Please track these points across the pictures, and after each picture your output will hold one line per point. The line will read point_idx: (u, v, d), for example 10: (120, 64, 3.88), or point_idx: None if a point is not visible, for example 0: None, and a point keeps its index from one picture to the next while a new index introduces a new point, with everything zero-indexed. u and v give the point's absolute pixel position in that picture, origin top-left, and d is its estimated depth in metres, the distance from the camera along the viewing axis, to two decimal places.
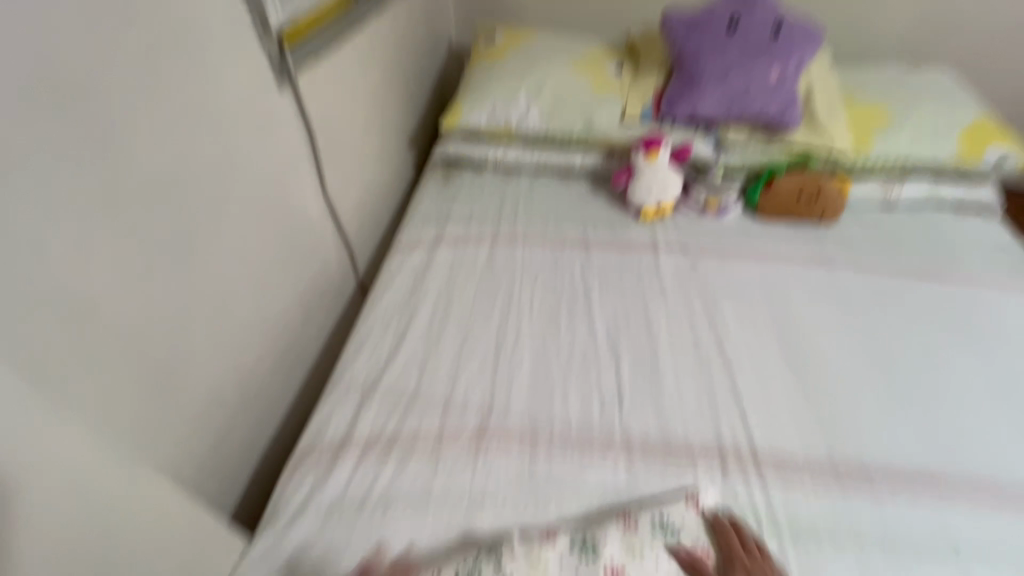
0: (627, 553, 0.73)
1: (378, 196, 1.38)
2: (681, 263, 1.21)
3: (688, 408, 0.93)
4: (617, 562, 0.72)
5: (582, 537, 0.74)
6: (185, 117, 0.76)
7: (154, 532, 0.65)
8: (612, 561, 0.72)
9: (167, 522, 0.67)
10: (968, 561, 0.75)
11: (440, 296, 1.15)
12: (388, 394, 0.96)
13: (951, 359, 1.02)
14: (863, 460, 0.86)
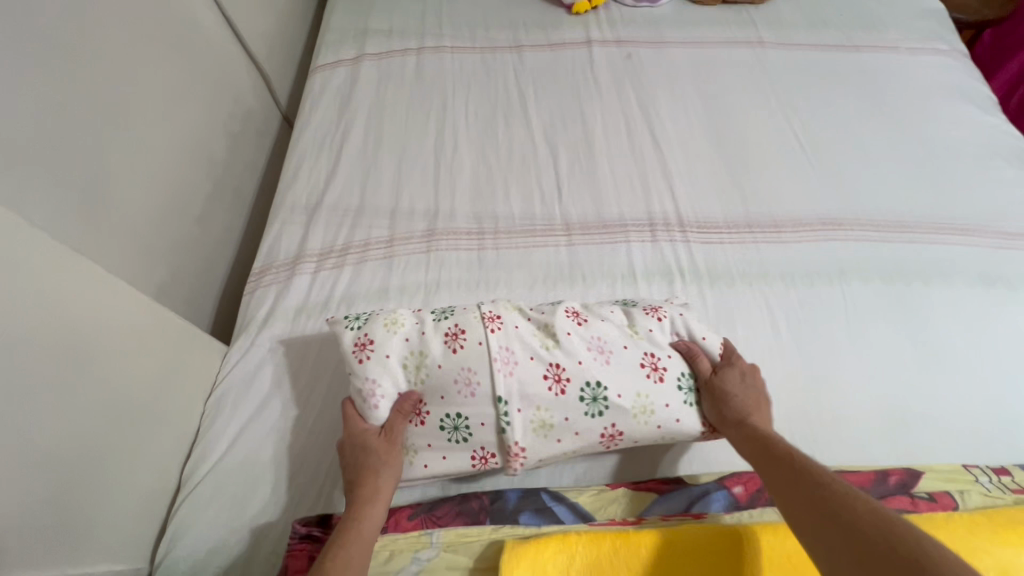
0: (588, 307, 0.73)
1: (282, 13, 1.23)
2: (615, 57, 1.18)
3: (622, 190, 0.99)
4: (578, 307, 0.72)
5: (548, 295, 0.75)
6: None
7: (138, 333, 0.71)
8: (574, 305, 0.72)
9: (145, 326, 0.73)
10: (849, 279, 0.90)
11: (371, 114, 1.10)
12: (332, 211, 0.97)
13: (861, 122, 1.09)
14: (774, 215, 0.96)
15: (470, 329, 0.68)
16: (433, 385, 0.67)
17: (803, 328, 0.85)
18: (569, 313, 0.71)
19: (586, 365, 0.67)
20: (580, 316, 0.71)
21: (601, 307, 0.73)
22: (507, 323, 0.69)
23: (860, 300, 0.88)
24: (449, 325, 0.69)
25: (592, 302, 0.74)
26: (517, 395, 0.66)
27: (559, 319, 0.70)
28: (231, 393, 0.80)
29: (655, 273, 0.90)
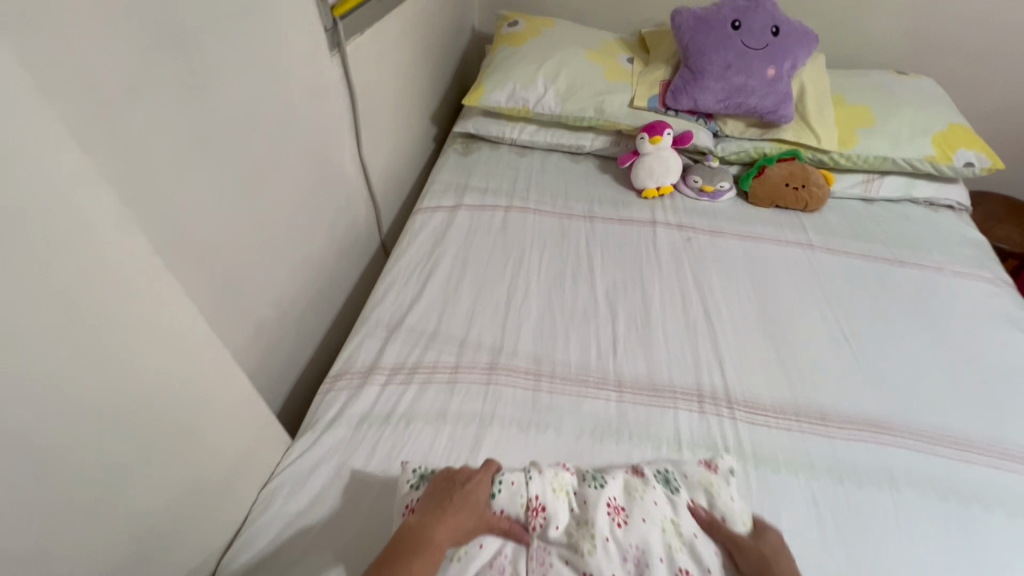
0: (627, 495, 0.79)
1: (402, 163, 1.50)
2: (676, 239, 1.34)
3: (673, 358, 1.06)
4: (617, 498, 0.78)
5: (592, 474, 0.81)
6: (252, 68, 0.85)
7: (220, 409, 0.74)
8: (613, 496, 0.78)
9: (230, 404, 0.76)
10: (901, 487, 0.89)
11: (458, 254, 1.27)
12: (409, 331, 1.09)
13: (908, 331, 1.15)
14: (822, 407, 0.99)
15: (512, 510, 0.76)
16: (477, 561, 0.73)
17: (853, 532, 0.83)
18: (611, 511, 0.76)
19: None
20: (620, 515, 0.76)
21: (644, 498, 0.78)
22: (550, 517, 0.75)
23: (913, 512, 0.86)
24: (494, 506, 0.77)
25: (632, 489, 0.79)
26: None
27: (597, 521, 0.74)
28: (285, 488, 0.85)
29: (700, 444, 0.92)
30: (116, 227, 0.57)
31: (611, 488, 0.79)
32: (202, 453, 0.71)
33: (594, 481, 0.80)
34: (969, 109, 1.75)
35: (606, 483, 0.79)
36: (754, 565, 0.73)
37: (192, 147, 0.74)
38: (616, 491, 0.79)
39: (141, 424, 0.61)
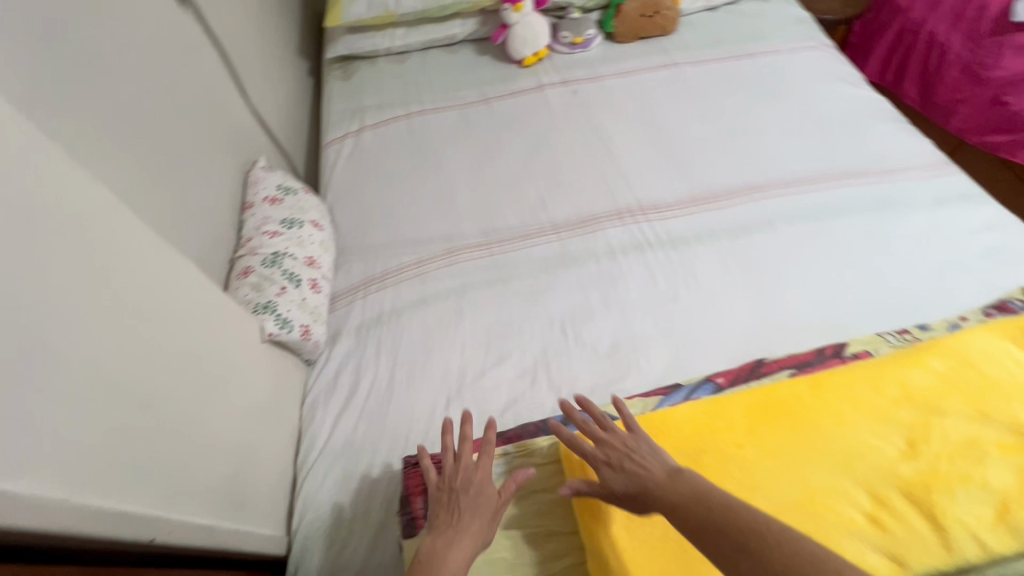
0: (298, 209, 1.14)
1: (292, 106, 1.51)
2: (564, 94, 1.48)
3: (589, 193, 1.26)
4: (312, 221, 1.14)
5: (288, 221, 1.09)
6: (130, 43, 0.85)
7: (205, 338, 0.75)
8: (310, 221, 1.14)
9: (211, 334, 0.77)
10: (778, 224, 1.14)
11: (381, 171, 1.36)
12: (367, 250, 1.20)
13: (765, 109, 1.39)
14: (713, 187, 1.23)
15: (308, 272, 1.04)
16: (316, 302, 1.02)
17: (752, 266, 1.08)
18: (315, 225, 1.14)
19: (333, 250, 1.17)
20: (319, 225, 1.15)
21: (300, 203, 1.16)
22: (316, 261, 1.08)
23: (793, 238, 1.11)
24: (307, 283, 1.02)
25: (299, 207, 1.15)
26: (325, 302, 1.06)
27: (321, 238, 1.13)
28: (320, 396, 0.99)
29: (627, 246, 1.14)
30: (84, 192, 0.56)
31: (282, 195, 1.15)
32: (226, 386, 0.79)
33: (288, 191, 1.16)
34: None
35: (303, 220, 1.12)
36: (608, 449, 0.71)
37: (112, 131, 0.77)
38: (301, 200, 1.17)
39: (142, 360, 0.62)
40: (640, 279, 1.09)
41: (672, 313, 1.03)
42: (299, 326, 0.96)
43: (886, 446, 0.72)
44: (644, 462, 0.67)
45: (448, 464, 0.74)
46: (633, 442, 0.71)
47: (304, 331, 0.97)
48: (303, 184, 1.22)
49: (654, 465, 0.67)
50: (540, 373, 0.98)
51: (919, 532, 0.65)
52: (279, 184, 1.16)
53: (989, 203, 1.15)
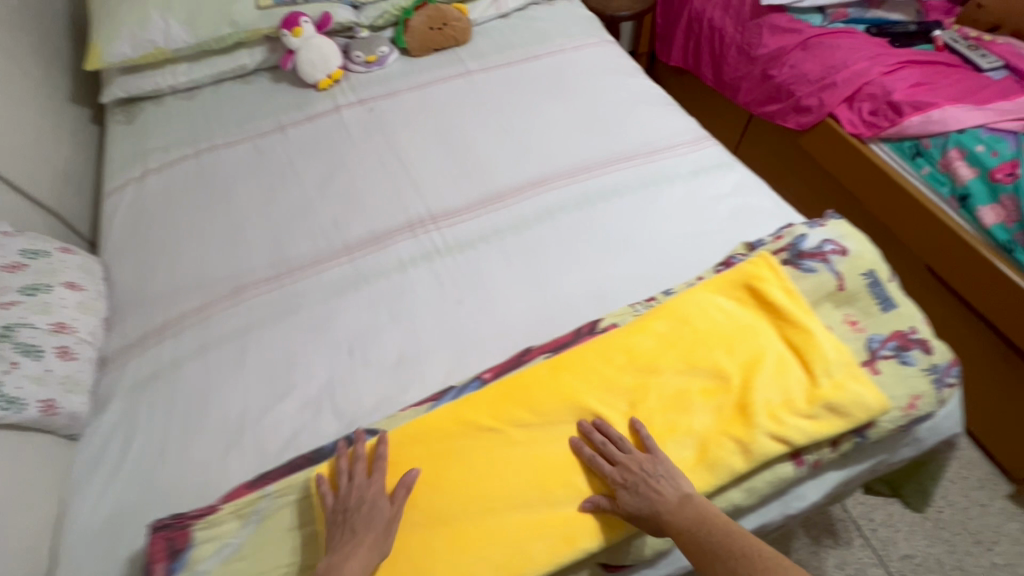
0: (48, 272, 1.04)
1: (65, 159, 1.39)
2: (361, 113, 1.48)
3: (382, 209, 1.26)
4: (67, 283, 1.05)
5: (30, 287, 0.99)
6: None
7: None
8: (65, 283, 1.05)
9: None
10: (555, 215, 1.21)
11: (166, 215, 1.29)
12: (146, 302, 1.13)
13: (550, 107, 1.47)
14: (499, 187, 1.28)
15: (56, 340, 0.95)
16: (66, 371, 0.94)
17: (531, 258, 1.14)
18: (72, 287, 1.05)
19: (100, 309, 1.09)
20: (77, 286, 1.06)
21: (52, 265, 1.06)
22: (69, 326, 0.99)
23: (567, 227, 1.19)
24: (53, 353, 0.94)
25: (51, 270, 1.05)
26: (85, 367, 0.99)
27: (80, 299, 1.05)
28: (84, 472, 0.91)
29: (416, 257, 1.16)
30: None
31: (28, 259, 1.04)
32: None
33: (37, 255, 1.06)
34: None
35: (54, 283, 1.03)
36: (624, 470, 0.73)
37: None
38: (55, 262, 1.07)
39: None
40: (427, 287, 1.11)
41: (456, 316, 1.06)
42: (40, 402, 0.88)
43: (608, 412, 0.79)
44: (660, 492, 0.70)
45: (342, 486, 0.75)
46: (651, 464, 0.73)
47: (45, 405, 0.88)
48: (62, 244, 1.13)
49: (666, 493, 0.70)
50: (325, 401, 0.96)
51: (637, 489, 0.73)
52: (23, 249, 1.05)
53: (736, 169, 1.29)
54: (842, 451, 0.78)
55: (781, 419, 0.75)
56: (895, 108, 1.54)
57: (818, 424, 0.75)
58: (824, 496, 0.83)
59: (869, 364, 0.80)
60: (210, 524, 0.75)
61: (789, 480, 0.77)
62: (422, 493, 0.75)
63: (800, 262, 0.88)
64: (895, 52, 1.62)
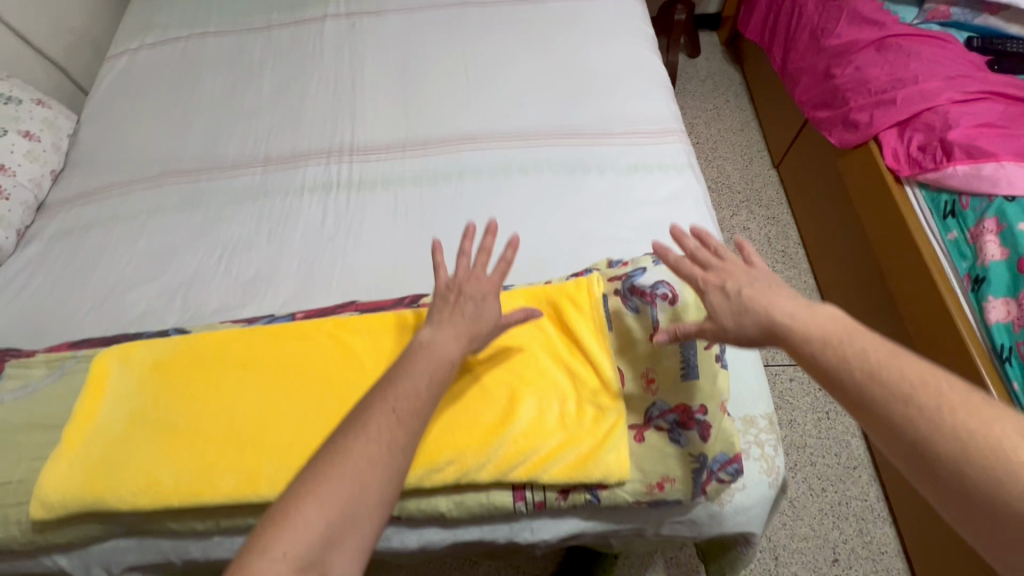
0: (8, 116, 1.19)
1: (86, 18, 1.53)
2: (342, 27, 1.45)
3: (313, 130, 1.27)
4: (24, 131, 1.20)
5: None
6: None
7: None
8: (22, 130, 1.20)
9: None
10: (464, 178, 1.16)
11: (141, 91, 1.40)
12: (92, 166, 1.26)
13: (526, 59, 1.35)
14: (428, 135, 1.24)
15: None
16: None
17: (418, 215, 1.12)
18: (25, 136, 1.20)
19: (50, 163, 1.24)
20: (30, 135, 1.21)
21: (17, 111, 1.21)
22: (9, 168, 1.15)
23: (469, 194, 1.13)
24: None
25: (13, 116, 1.20)
26: (20, 208, 1.15)
27: (31, 149, 1.20)
28: None
29: (318, 185, 1.18)
30: None
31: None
32: None
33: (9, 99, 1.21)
34: None
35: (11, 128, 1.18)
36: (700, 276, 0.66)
37: None
38: (23, 110, 1.22)
39: None
40: (312, 216, 1.13)
41: (323, 251, 1.08)
42: None
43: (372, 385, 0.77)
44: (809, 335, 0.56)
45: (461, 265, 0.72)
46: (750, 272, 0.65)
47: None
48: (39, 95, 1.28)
49: (815, 322, 0.56)
50: (178, 295, 1.05)
51: None
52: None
53: (683, 176, 1.12)
54: (572, 503, 0.72)
55: (526, 449, 0.71)
56: (945, 147, 1.22)
57: (568, 468, 0.69)
58: (559, 537, 0.79)
59: (638, 430, 0.73)
60: (19, 366, 0.88)
61: (506, 510, 0.74)
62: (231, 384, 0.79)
63: (627, 298, 0.78)
64: (984, 77, 1.27)
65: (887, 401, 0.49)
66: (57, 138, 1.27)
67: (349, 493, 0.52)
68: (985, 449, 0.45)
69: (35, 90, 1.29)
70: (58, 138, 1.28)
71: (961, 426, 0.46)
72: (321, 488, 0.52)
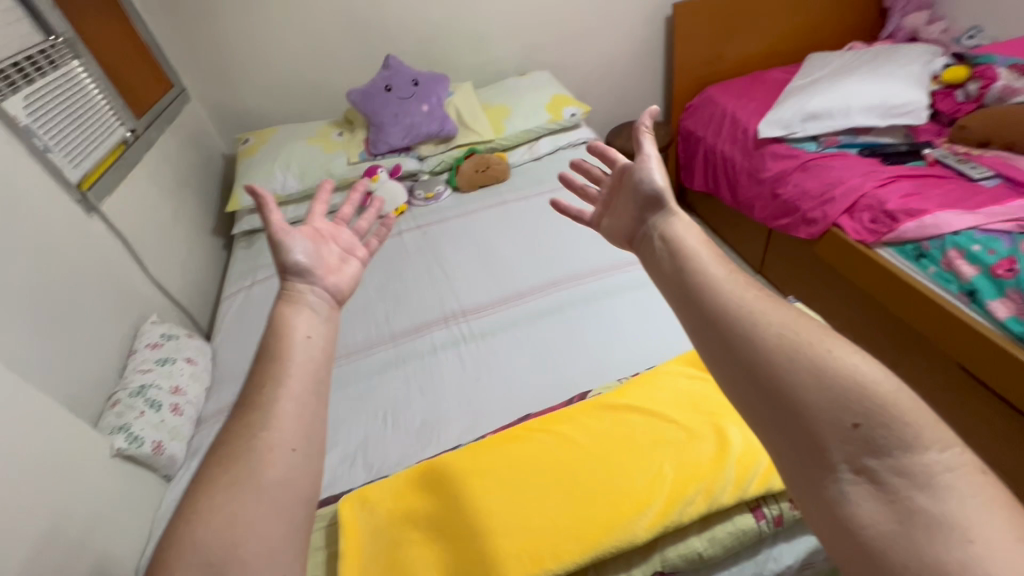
0: (175, 349, 1.40)
1: (200, 273, 1.86)
2: (417, 235, 1.86)
3: (425, 305, 1.55)
4: (188, 357, 1.40)
5: (163, 360, 1.34)
6: (42, 249, 1.19)
7: (66, 453, 0.96)
8: (187, 357, 1.40)
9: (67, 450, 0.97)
10: (565, 309, 1.43)
11: (263, 314, 1.66)
12: (239, 378, 1.44)
13: (568, 224, 1.77)
14: (520, 288, 1.54)
15: (173, 399, 1.26)
16: (175, 422, 1.23)
17: (541, 343, 1.35)
18: (190, 362, 1.40)
19: (206, 381, 1.41)
20: (192, 361, 1.40)
21: (180, 344, 1.42)
22: (182, 389, 1.31)
23: (574, 320, 1.40)
24: (169, 406, 1.24)
25: (177, 348, 1.41)
26: (190, 422, 1.28)
27: (194, 371, 1.38)
28: (170, 506, 1.14)
29: (447, 343, 1.40)
30: None
31: (163, 340, 1.41)
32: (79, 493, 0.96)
33: (172, 337, 1.43)
34: (580, 88, 2.64)
35: (178, 357, 1.38)
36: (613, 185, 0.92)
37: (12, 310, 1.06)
38: (185, 343, 1.44)
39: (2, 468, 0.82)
40: (452, 366, 1.33)
41: (474, 389, 1.26)
42: (149, 442, 1.15)
43: (600, 454, 0.90)
44: (686, 232, 0.74)
45: (303, 249, 0.86)
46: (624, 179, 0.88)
47: (155, 446, 1.15)
48: (190, 331, 1.51)
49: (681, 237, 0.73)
50: (358, 457, 1.15)
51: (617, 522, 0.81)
52: (162, 332, 1.43)
53: None
54: (804, 510, 0.85)
55: (749, 468, 0.84)
56: (891, 216, 1.67)
57: None
58: (801, 562, 0.86)
59: None
60: None
61: (752, 535, 0.83)
62: (475, 491, 0.89)
63: None
64: (886, 169, 1.80)
65: (721, 312, 0.61)
66: (209, 361, 1.47)
67: (237, 526, 0.58)
68: (795, 342, 0.55)
69: (184, 330, 1.52)
70: (208, 362, 1.47)
71: (778, 330, 0.57)
72: (206, 528, 0.58)
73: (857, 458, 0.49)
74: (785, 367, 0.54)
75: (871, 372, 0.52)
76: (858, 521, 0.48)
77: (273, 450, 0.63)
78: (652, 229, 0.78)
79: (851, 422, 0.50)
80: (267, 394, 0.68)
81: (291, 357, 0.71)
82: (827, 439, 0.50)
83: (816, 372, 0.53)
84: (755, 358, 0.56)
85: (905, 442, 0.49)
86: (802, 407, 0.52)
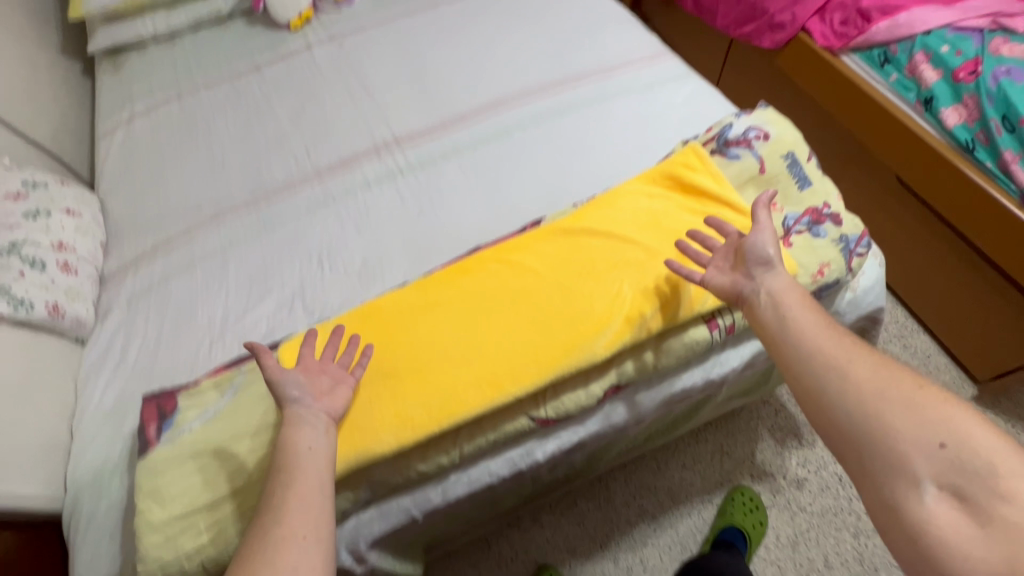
0: (46, 198, 1.14)
1: (59, 105, 1.49)
2: (330, 49, 1.54)
3: (350, 135, 1.33)
4: (66, 209, 1.17)
5: (35, 208, 1.09)
6: None
7: None
8: (64, 209, 1.17)
9: None
10: (512, 132, 1.27)
11: (153, 153, 1.38)
12: (140, 229, 1.24)
13: (511, 31, 1.50)
14: (459, 109, 1.34)
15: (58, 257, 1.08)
16: (68, 283, 1.07)
17: (487, 172, 1.21)
18: (69, 214, 1.17)
19: (96, 236, 1.21)
20: (72, 213, 1.18)
21: (51, 193, 1.17)
22: (67, 245, 1.12)
23: (522, 143, 1.25)
24: (56, 265, 1.06)
25: (49, 197, 1.15)
26: (87, 282, 1.12)
27: (77, 225, 1.17)
28: (91, 370, 1.04)
29: (381, 177, 1.24)
30: None
31: (27, 185, 1.13)
32: None
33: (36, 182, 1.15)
34: None
35: (53, 208, 1.14)
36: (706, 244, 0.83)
37: None
38: (56, 191, 1.18)
39: None
40: (389, 202, 1.19)
41: (416, 225, 1.15)
42: (43, 305, 0.99)
43: (557, 280, 0.85)
44: (785, 290, 0.73)
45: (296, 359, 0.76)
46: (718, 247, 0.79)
47: (50, 308, 1.00)
48: (60, 177, 1.24)
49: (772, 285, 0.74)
50: (295, 305, 1.06)
51: (579, 347, 0.79)
52: (23, 180, 1.13)
53: (691, 79, 1.32)
54: None
55: None
56: (864, 15, 1.52)
57: None
58: (744, 363, 0.91)
59: (816, 213, 0.88)
60: (192, 395, 0.87)
61: (704, 345, 0.85)
62: (429, 327, 0.84)
63: (726, 151, 0.93)
64: None
65: (814, 363, 0.64)
66: (95, 213, 1.25)
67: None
68: (885, 385, 0.59)
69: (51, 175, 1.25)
70: (95, 214, 1.25)
71: (870, 378, 0.60)
72: None
73: (943, 475, 0.53)
74: (878, 409, 0.58)
75: (971, 419, 0.55)
76: (928, 520, 0.53)
77: (289, 534, 0.59)
78: (753, 284, 0.75)
79: (938, 442, 0.55)
80: (288, 477, 0.64)
81: (298, 467, 0.65)
82: (914, 456, 0.55)
83: (906, 408, 0.57)
84: (847, 398, 0.60)
85: (992, 466, 0.52)
86: (889, 439, 0.56)
